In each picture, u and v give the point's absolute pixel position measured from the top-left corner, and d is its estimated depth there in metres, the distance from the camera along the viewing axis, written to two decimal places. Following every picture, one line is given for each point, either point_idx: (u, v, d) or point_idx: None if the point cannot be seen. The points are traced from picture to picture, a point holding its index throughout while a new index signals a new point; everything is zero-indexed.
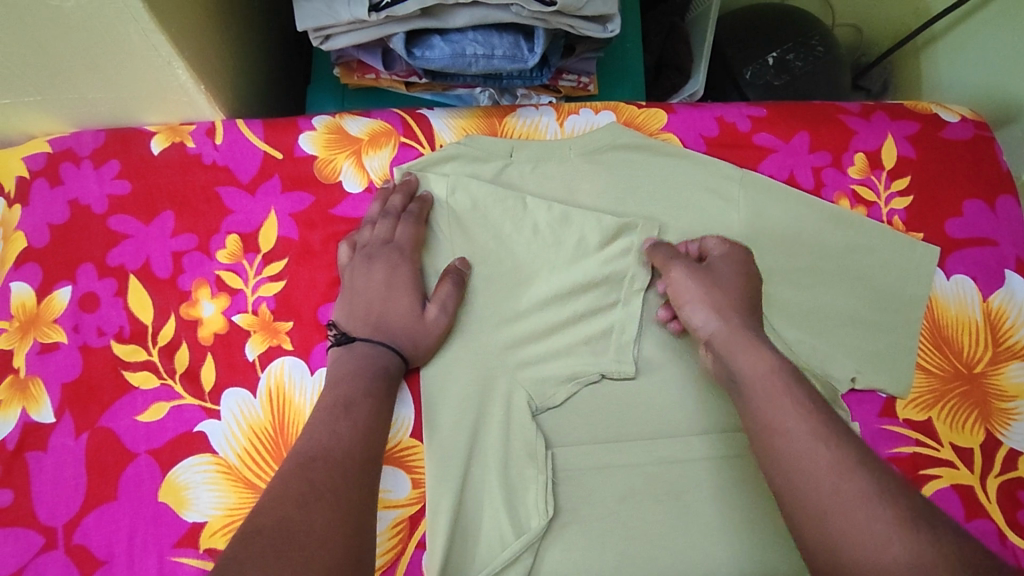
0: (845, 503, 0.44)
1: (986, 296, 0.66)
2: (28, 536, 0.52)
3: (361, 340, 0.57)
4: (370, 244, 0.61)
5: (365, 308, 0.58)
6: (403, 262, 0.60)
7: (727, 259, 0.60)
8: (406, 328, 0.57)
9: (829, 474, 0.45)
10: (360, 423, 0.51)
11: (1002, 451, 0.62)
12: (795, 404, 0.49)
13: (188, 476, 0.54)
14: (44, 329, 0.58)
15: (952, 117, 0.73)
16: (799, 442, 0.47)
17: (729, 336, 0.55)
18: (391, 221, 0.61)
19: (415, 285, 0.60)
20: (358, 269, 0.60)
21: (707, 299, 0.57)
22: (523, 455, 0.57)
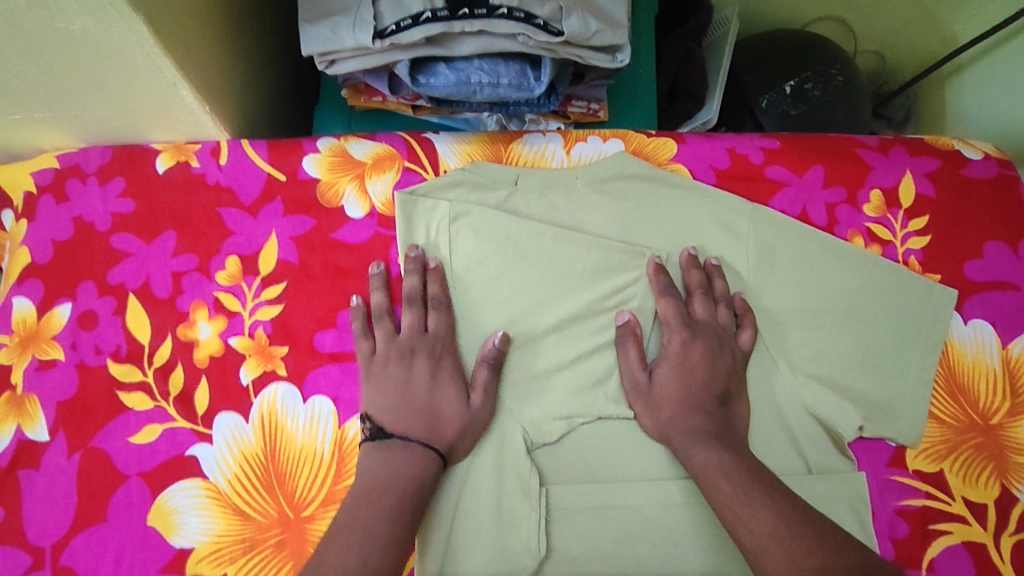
0: (780, 559, 0.45)
1: (1006, 344, 0.64)
2: (17, 555, 0.52)
3: (400, 436, 0.54)
4: (405, 339, 0.58)
5: (404, 400, 0.55)
6: (443, 351, 0.58)
7: (663, 361, 0.59)
8: (452, 426, 0.55)
9: (760, 540, 0.47)
10: (371, 558, 0.46)
11: (1019, 507, 0.59)
12: (733, 489, 0.51)
13: (178, 501, 0.54)
14: (42, 346, 0.58)
15: (976, 153, 0.70)
16: (736, 516, 0.49)
17: (688, 435, 0.56)
18: (416, 309, 0.59)
19: (454, 377, 0.58)
20: (394, 365, 0.57)
21: (670, 400, 0.58)
22: (517, 491, 0.56)
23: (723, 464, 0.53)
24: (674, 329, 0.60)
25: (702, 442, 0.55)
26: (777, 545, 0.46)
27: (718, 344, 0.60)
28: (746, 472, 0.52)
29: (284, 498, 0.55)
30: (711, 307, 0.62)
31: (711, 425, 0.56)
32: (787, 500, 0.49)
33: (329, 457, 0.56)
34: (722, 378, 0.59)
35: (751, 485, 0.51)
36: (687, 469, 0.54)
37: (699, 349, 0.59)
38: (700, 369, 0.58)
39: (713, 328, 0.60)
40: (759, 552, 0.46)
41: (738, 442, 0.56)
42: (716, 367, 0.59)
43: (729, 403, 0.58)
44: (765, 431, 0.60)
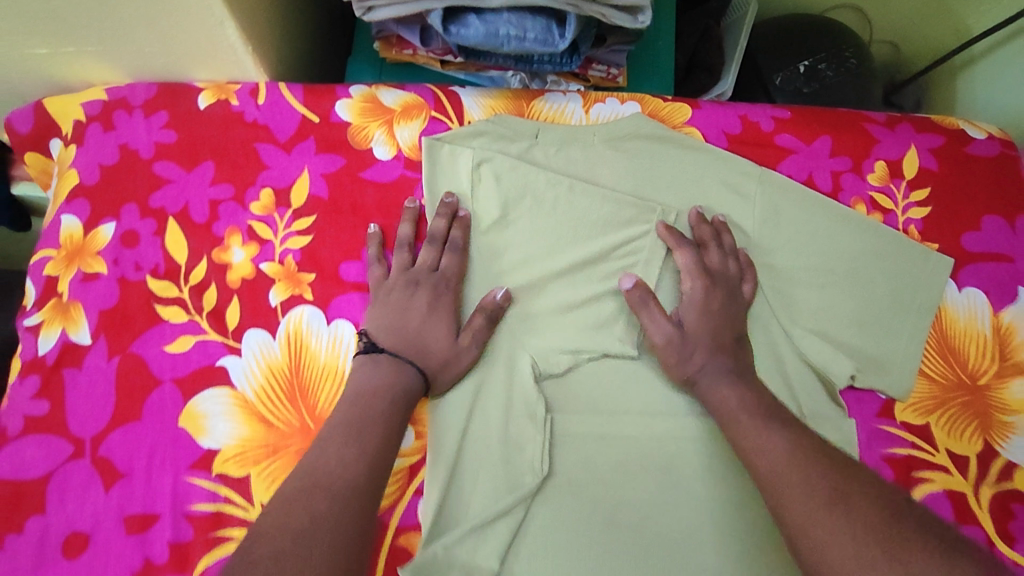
0: (796, 483, 0.48)
1: (997, 312, 0.67)
2: (60, 443, 0.57)
3: (389, 353, 0.58)
4: (414, 271, 0.62)
5: (400, 324, 0.60)
6: (445, 290, 0.62)
7: (691, 306, 0.62)
8: (437, 358, 0.59)
9: (776, 464, 0.50)
10: (368, 451, 0.52)
11: (999, 462, 0.63)
12: (752, 421, 0.54)
13: (207, 406, 0.59)
14: (88, 259, 0.62)
15: (980, 134, 0.73)
16: (753, 446, 0.53)
17: (714, 374, 0.59)
18: (435, 249, 0.63)
19: (451, 313, 0.61)
20: (399, 290, 0.61)
21: (705, 344, 0.60)
22: (525, 415, 0.60)
23: (739, 401, 0.56)
24: (694, 276, 0.63)
25: (720, 378, 0.59)
26: (791, 472, 0.49)
27: (729, 295, 0.63)
28: (761, 409, 0.55)
29: (306, 410, 0.60)
30: (726, 255, 0.65)
31: (730, 368, 0.60)
32: (799, 432, 0.53)
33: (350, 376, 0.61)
34: (736, 319, 0.63)
35: (767, 417, 0.54)
36: (707, 405, 0.58)
37: (719, 294, 0.63)
38: (721, 313, 0.62)
39: (726, 278, 0.63)
40: (775, 477, 0.50)
41: (753, 381, 0.59)
42: (729, 312, 0.63)
43: (743, 345, 0.62)
44: (763, 377, 0.63)
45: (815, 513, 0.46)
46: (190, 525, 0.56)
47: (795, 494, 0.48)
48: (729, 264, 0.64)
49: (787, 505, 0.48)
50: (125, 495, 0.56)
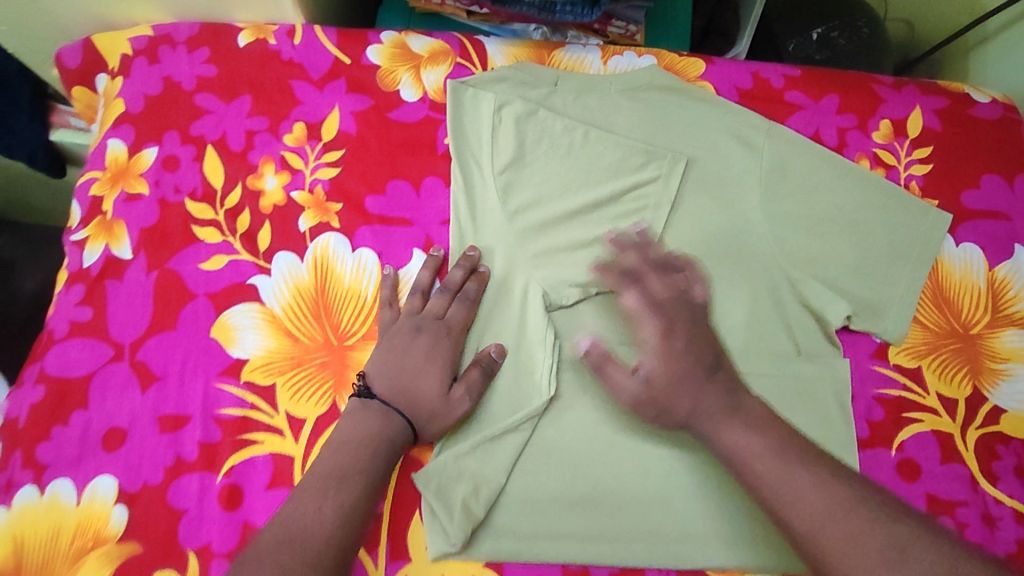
0: (805, 478, 0.51)
1: (992, 266, 0.70)
2: (102, 347, 0.61)
3: (382, 399, 0.58)
4: (419, 316, 0.62)
5: (397, 369, 0.60)
6: (446, 338, 0.62)
7: (655, 353, 0.58)
8: (426, 408, 0.59)
9: (766, 457, 0.52)
10: (345, 506, 0.53)
11: (987, 406, 0.66)
12: (738, 418, 0.55)
13: (238, 319, 0.63)
14: (131, 181, 0.66)
15: (983, 98, 0.76)
16: (781, 501, 0.51)
17: (705, 416, 0.56)
18: (445, 297, 0.63)
19: (450, 363, 0.61)
20: (401, 336, 0.61)
21: (679, 395, 0.56)
22: (537, 341, 0.64)
23: (756, 446, 0.53)
24: (645, 318, 0.59)
25: (714, 418, 0.55)
26: (832, 529, 0.48)
27: (688, 315, 0.59)
28: (778, 442, 0.53)
29: (329, 328, 0.63)
30: (673, 286, 0.61)
31: (719, 404, 0.55)
32: (826, 471, 0.52)
33: (372, 300, 0.64)
34: (706, 348, 0.58)
35: (784, 456, 0.52)
36: (714, 449, 0.55)
37: (677, 330, 0.58)
38: (685, 351, 0.57)
39: (676, 301, 0.60)
40: (770, 467, 0.52)
41: (747, 411, 0.55)
42: (698, 340, 0.58)
43: (725, 370, 0.58)
44: (762, 318, 0.66)
45: (822, 508, 0.49)
46: (218, 428, 0.60)
47: (802, 488, 0.50)
48: (675, 291, 0.61)
49: (798, 500, 0.50)
50: (160, 397, 0.60)
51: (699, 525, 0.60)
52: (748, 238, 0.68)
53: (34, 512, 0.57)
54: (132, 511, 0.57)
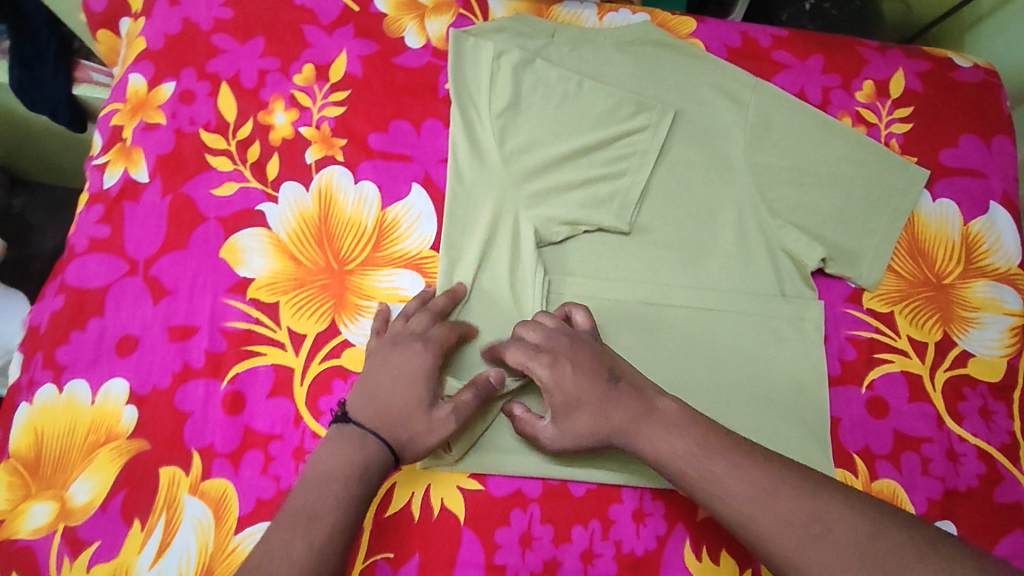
0: (733, 473, 0.52)
1: (967, 221, 0.73)
2: (117, 261, 0.66)
3: (356, 424, 0.56)
4: (398, 332, 0.62)
5: (375, 389, 0.58)
6: (424, 355, 0.59)
7: (561, 403, 0.57)
8: (409, 429, 0.57)
9: (691, 454, 0.53)
10: (315, 543, 0.49)
11: (956, 350, 0.69)
12: (659, 420, 0.55)
13: (246, 242, 0.67)
14: (149, 112, 0.70)
15: (965, 63, 0.79)
16: (708, 494, 0.52)
17: (631, 429, 0.56)
18: (426, 316, 0.62)
19: (428, 376, 0.58)
20: (380, 355, 0.60)
21: (594, 424, 0.57)
22: (527, 272, 0.67)
23: (679, 446, 0.54)
24: (538, 365, 0.58)
25: (632, 425, 0.56)
26: (759, 512, 0.50)
27: (569, 340, 0.59)
28: (697, 438, 0.54)
29: (331, 254, 0.67)
30: (545, 327, 0.60)
31: (633, 411, 0.56)
32: (745, 456, 0.53)
33: (371, 230, 0.68)
34: (598, 364, 0.58)
35: (705, 447, 0.53)
36: (640, 455, 0.56)
37: (565, 357, 0.58)
38: (580, 381, 0.57)
39: (557, 330, 0.60)
40: (699, 465, 0.53)
41: (660, 411, 0.56)
42: (583, 358, 0.58)
43: (623, 377, 0.58)
44: (743, 260, 0.69)
45: (756, 500, 0.50)
46: (224, 339, 0.64)
47: (732, 483, 0.51)
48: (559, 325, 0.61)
49: (732, 498, 0.51)
50: (170, 309, 0.65)
51: None
52: (731, 185, 0.72)
53: (52, 407, 0.63)
54: (141, 411, 0.62)
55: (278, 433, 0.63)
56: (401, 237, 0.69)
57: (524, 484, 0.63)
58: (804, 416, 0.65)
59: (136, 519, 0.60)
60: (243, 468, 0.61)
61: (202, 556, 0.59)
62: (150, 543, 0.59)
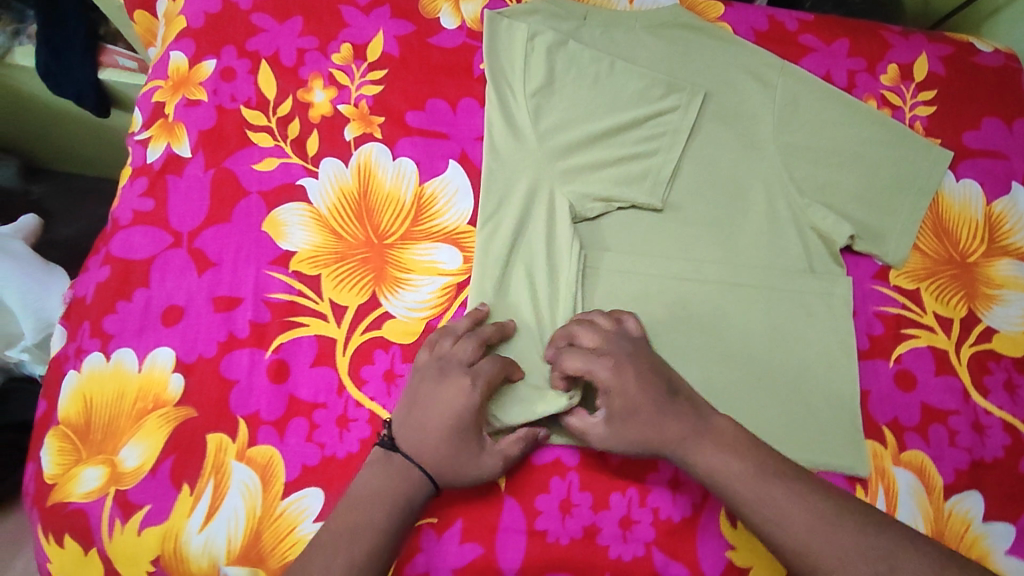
0: (791, 500, 0.54)
1: (990, 201, 0.75)
2: (162, 234, 0.68)
3: (405, 454, 0.59)
4: (444, 359, 0.61)
5: (421, 422, 0.59)
6: (471, 395, 0.59)
7: (619, 405, 0.58)
8: (452, 468, 0.58)
9: (751, 478, 0.55)
10: (354, 563, 0.54)
11: (980, 326, 0.70)
12: (720, 444, 0.57)
13: (287, 216, 0.69)
14: (191, 89, 0.72)
15: (986, 48, 0.81)
16: (763, 518, 0.54)
17: (685, 442, 0.57)
18: (474, 343, 0.61)
19: (476, 416, 0.59)
20: (427, 385, 0.60)
21: (651, 431, 0.57)
22: (565, 247, 0.68)
23: (739, 470, 0.56)
24: (599, 368, 0.59)
25: (688, 441, 0.57)
26: (817, 543, 0.52)
27: (629, 350, 0.60)
28: (756, 463, 0.56)
29: (371, 228, 0.69)
30: (601, 329, 0.62)
31: (688, 427, 0.58)
32: (803, 485, 0.55)
33: (410, 205, 0.70)
34: (657, 374, 0.60)
35: (763, 472, 0.55)
36: (694, 473, 0.57)
37: (624, 363, 0.59)
38: (640, 389, 0.58)
39: (618, 342, 0.61)
40: (757, 491, 0.55)
41: (717, 430, 0.58)
42: (643, 368, 0.60)
43: (680, 393, 0.59)
44: (773, 237, 0.71)
45: (809, 529, 0.53)
46: (268, 310, 0.66)
47: (790, 512, 0.54)
48: (617, 331, 0.62)
49: (786, 526, 0.53)
50: (215, 280, 0.67)
51: None
52: (760, 165, 0.73)
53: (101, 375, 0.65)
54: (188, 379, 0.65)
55: (322, 402, 0.65)
56: (439, 213, 0.70)
57: (563, 452, 0.65)
58: (832, 388, 0.67)
59: (185, 483, 0.62)
60: (289, 436, 0.64)
61: (251, 520, 0.62)
62: (199, 507, 0.62)
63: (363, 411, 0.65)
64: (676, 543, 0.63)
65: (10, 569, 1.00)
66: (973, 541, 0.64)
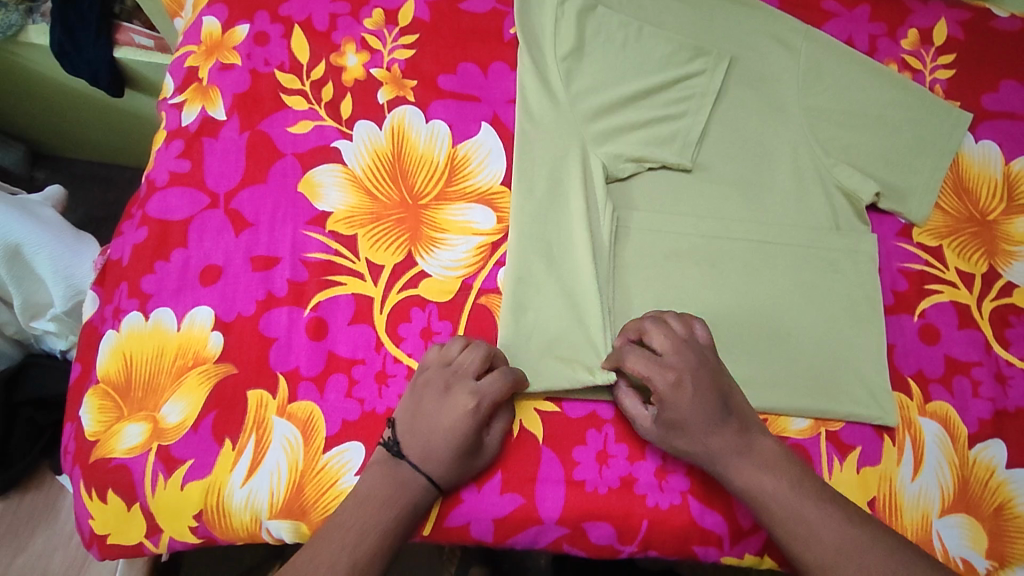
0: (824, 517, 0.55)
1: (1009, 161, 0.76)
2: (199, 195, 0.69)
3: (409, 463, 0.58)
4: (452, 371, 0.60)
5: (427, 430, 0.59)
6: (475, 410, 0.58)
7: (673, 417, 0.58)
8: (454, 471, 0.59)
9: (785, 497, 0.56)
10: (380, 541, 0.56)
11: (1001, 281, 0.72)
12: (758, 461, 0.58)
13: (323, 177, 0.69)
14: (225, 53, 0.74)
15: (1002, 14, 0.84)
16: (794, 539, 0.55)
17: (727, 453, 0.58)
18: (480, 356, 0.61)
19: (477, 433, 0.59)
20: (433, 394, 0.60)
21: (697, 444, 0.59)
22: (600, 208, 0.69)
23: (774, 486, 0.57)
24: (659, 381, 0.58)
25: (728, 458, 0.58)
26: (845, 562, 0.53)
27: (698, 366, 0.58)
28: (792, 479, 0.57)
29: (406, 189, 0.70)
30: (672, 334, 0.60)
31: (732, 444, 0.58)
32: (837, 508, 0.56)
33: (443, 167, 0.71)
34: (717, 393, 0.58)
35: (797, 490, 0.56)
36: (729, 486, 0.58)
37: (689, 381, 0.58)
38: (700, 408, 0.57)
39: (687, 359, 0.58)
40: (791, 511, 0.56)
41: (760, 449, 0.59)
42: (706, 387, 0.58)
43: (734, 412, 0.59)
44: (798, 197, 0.73)
45: (837, 547, 0.54)
46: (305, 269, 0.67)
47: (820, 532, 0.54)
48: (686, 345, 0.59)
49: (816, 539, 0.54)
50: (252, 240, 0.67)
51: (743, 372, 0.66)
52: (785, 127, 0.75)
53: (140, 333, 0.65)
54: (227, 337, 0.64)
55: (360, 358, 0.65)
56: (473, 173, 0.71)
57: (598, 407, 0.66)
58: (860, 342, 0.68)
59: (226, 439, 0.62)
60: (328, 392, 0.63)
61: (293, 473, 0.61)
62: (241, 462, 0.61)
63: (401, 366, 0.65)
64: (710, 491, 0.64)
65: (27, 549, 0.84)
66: (997, 486, 0.65)
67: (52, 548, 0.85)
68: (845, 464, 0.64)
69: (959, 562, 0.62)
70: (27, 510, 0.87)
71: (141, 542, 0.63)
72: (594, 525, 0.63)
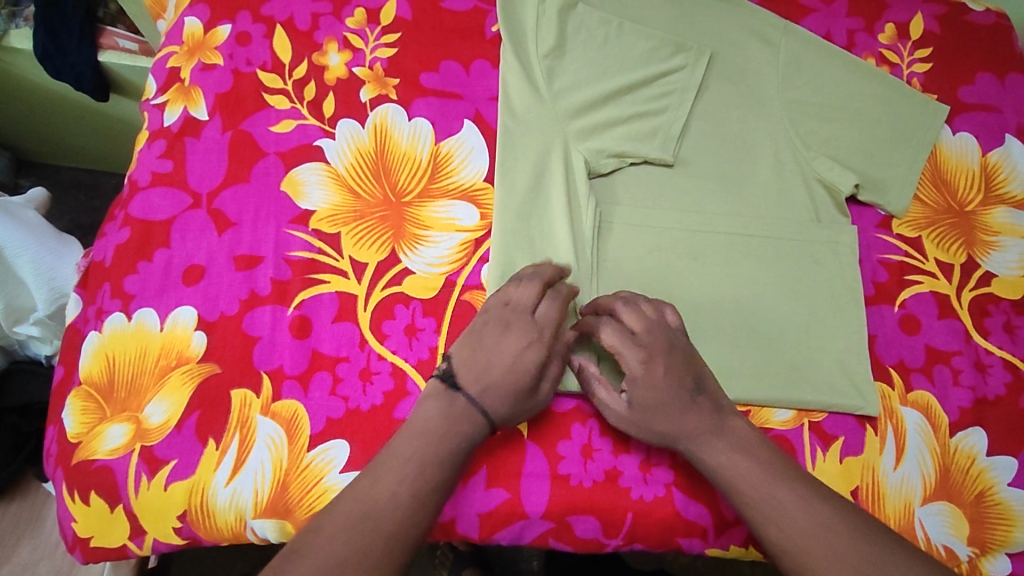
0: (797, 499, 0.54)
1: (986, 153, 0.78)
2: (181, 195, 0.69)
3: (468, 395, 0.56)
4: (511, 308, 0.60)
5: (487, 363, 0.57)
6: (538, 339, 0.58)
7: (646, 397, 0.59)
8: (510, 408, 0.57)
9: (757, 479, 0.56)
10: None
11: (980, 271, 0.73)
12: (731, 443, 0.58)
13: (305, 175, 0.69)
14: (207, 53, 0.74)
15: (977, 8, 0.85)
16: (765, 522, 0.54)
17: (700, 434, 0.58)
18: (539, 291, 0.61)
19: (537, 369, 0.58)
20: (492, 326, 0.59)
21: (671, 424, 0.58)
22: (583, 205, 0.69)
23: (746, 467, 0.56)
24: (630, 358, 0.59)
25: (701, 438, 0.58)
26: (813, 544, 0.52)
27: (668, 342, 0.59)
28: (765, 463, 0.56)
29: (389, 186, 0.70)
30: (645, 314, 0.61)
31: (705, 424, 0.58)
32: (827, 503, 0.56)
33: (426, 164, 0.71)
34: (688, 371, 0.59)
35: (770, 473, 0.56)
36: (702, 467, 0.58)
37: (662, 357, 0.59)
38: (670, 382, 0.58)
39: (659, 332, 0.60)
40: (761, 493, 0.55)
41: (732, 430, 0.59)
42: (678, 361, 0.59)
43: (706, 391, 0.60)
44: (778, 190, 0.73)
45: (806, 529, 0.53)
46: (289, 268, 0.67)
47: (790, 515, 0.54)
48: (657, 322, 0.60)
49: (786, 521, 0.54)
50: (235, 239, 0.67)
51: (726, 363, 0.66)
52: (766, 121, 0.75)
53: (123, 334, 0.65)
54: (210, 337, 0.64)
55: (344, 355, 0.64)
56: (456, 170, 0.71)
57: (583, 401, 0.66)
58: (841, 332, 0.69)
59: (210, 438, 0.62)
60: (313, 390, 0.63)
61: (277, 472, 0.61)
62: (225, 461, 0.61)
63: (385, 363, 0.64)
64: (695, 484, 0.64)
65: (11, 558, 0.84)
66: (978, 473, 0.66)
67: (37, 558, 0.84)
68: (828, 454, 0.65)
69: (941, 550, 0.63)
70: (11, 519, 0.87)
71: (125, 545, 0.62)
72: (580, 519, 0.63)
